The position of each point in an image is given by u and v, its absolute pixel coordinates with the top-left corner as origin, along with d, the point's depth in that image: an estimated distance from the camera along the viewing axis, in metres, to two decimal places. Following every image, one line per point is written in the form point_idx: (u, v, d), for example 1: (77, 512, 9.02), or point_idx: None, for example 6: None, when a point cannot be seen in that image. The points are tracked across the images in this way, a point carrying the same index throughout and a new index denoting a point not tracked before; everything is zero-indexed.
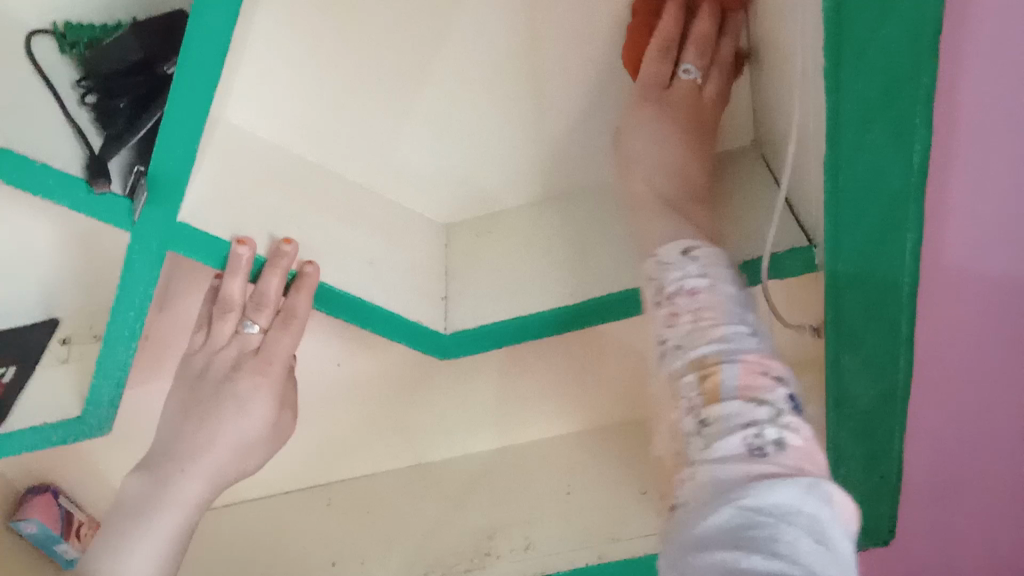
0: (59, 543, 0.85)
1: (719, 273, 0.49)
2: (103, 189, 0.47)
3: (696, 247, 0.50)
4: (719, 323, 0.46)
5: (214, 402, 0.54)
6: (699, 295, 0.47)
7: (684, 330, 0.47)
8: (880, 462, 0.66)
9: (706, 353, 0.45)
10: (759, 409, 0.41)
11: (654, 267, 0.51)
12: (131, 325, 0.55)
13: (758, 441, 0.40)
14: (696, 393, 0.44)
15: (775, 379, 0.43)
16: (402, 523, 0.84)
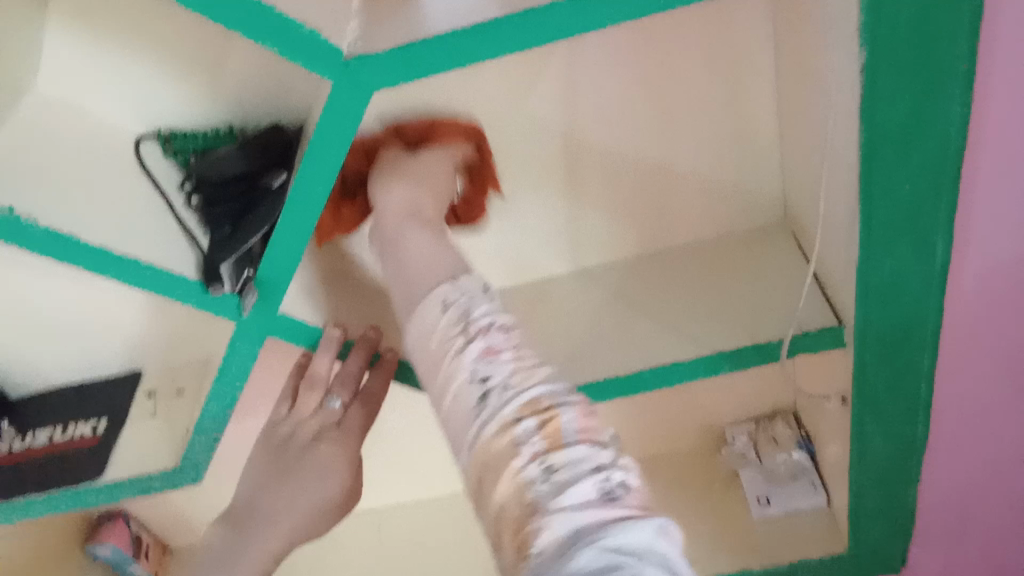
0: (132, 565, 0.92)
1: (509, 313, 0.49)
2: (219, 292, 0.53)
3: (487, 285, 0.51)
4: (535, 365, 0.46)
5: (297, 466, 0.57)
6: (509, 336, 0.47)
7: (513, 370, 0.45)
8: (893, 505, 0.73)
9: (540, 397, 0.43)
10: (600, 455, 0.40)
11: (447, 292, 0.50)
12: (228, 399, 0.62)
13: (609, 484, 0.39)
14: (537, 438, 0.41)
15: (598, 425, 0.43)
16: None
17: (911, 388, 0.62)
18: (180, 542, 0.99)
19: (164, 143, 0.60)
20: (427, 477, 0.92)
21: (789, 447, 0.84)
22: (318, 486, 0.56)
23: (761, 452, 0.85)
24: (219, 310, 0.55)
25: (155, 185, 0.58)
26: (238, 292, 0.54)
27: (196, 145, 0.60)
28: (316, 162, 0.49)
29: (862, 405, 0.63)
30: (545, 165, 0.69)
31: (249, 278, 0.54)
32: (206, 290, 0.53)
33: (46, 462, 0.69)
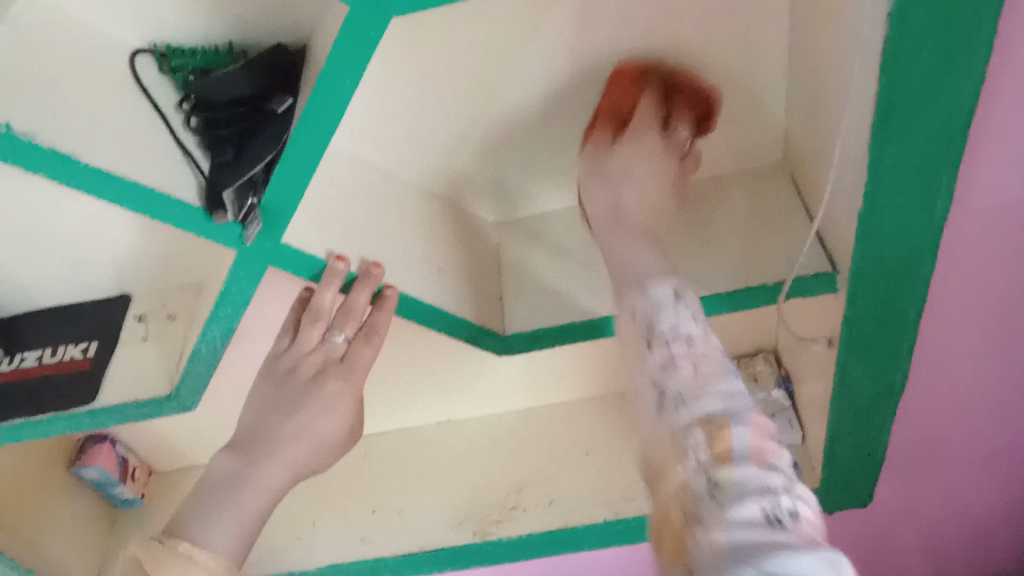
0: (117, 485, 0.93)
1: (703, 321, 0.54)
2: (222, 219, 0.53)
3: (686, 295, 0.55)
4: (719, 377, 0.50)
5: (303, 399, 0.58)
6: (695, 348, 0.52)
7: (690, 382, 0.50)
8: (868, 444, 0.76)
9: (717, 409, 0.48)
10: (772, 478, 0.44)
11: (644, 306, 0.55)
12: (226, 324, 0.62)
13: (777, 511, 0.42)
14: (707, 453, 0.46)
15: (776, 446, 0.47)
16: (436, 477, 0.93)
17: (897, 335, 0.64)
18: (164, 463, 1.00)
19: (160, 59, 0.58)
20: (417, 405, 0.93)
21: (769, 386, 0.87)
22: (323, 420, 0.58)
23: (741, 389, 0.87)
24: (222, 238, 0.54)
25: (149, 101, 0.56)
26: (241, 219, 0.53)
27: (196, 65, 0.58)
28: (331, 90, 0.50)
29: (848, 348, 0.65)
30: (555, 102, 0.68)
31: (253, 206, 0.53)
32: (209, 218, 0.53)
33: (34, 384, 0.70)
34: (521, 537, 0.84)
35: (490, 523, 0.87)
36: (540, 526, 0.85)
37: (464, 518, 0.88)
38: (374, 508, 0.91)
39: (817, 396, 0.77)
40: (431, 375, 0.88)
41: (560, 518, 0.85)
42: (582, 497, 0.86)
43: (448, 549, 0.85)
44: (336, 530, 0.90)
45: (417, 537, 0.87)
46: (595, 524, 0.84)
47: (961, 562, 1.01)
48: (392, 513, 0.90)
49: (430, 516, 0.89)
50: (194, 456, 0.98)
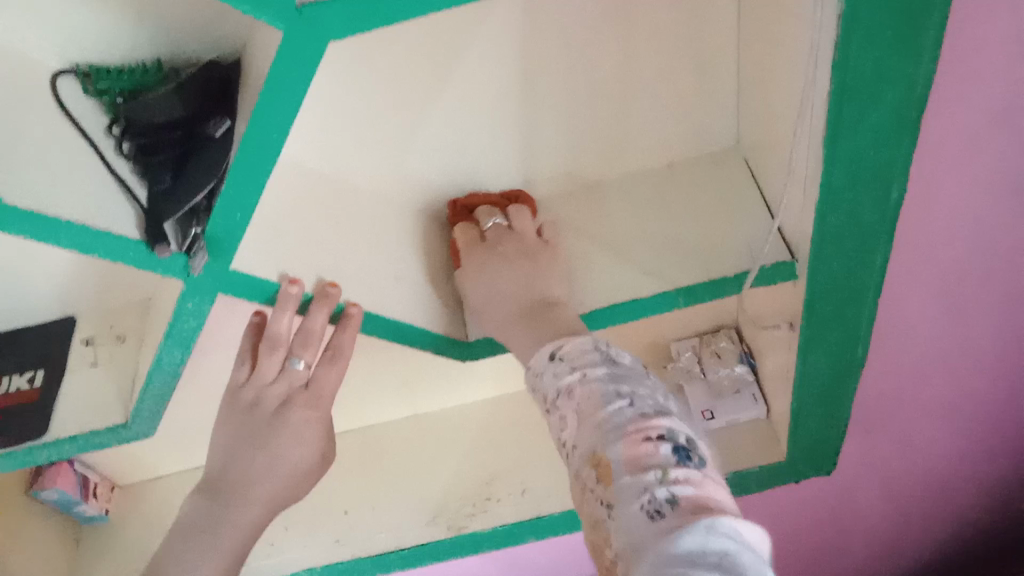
0: (79, 504, 0.91)
1: (584, 359, 0.53)
2: (164, 252, 0.50)
3: (561, 348, 0.55)
4: (601, 406, 0.48)
5: (270, 433, 0.58)
6: (575, 391, 0.51)
7: (575, 427, 0.50)
8: (830, 416, 0.78)
9: (596, 440, 0.47)
10: (647, 475, 0.43)
11: (532, 378, 0.56)
12: (180, 349, 0.60)
13: (653, 504, 0.41)
14: (597, 482, 0.46)
15: (656, 438, 0.45)
16: (406, 473, 0.92)
17: (856, 315, 0.65)
18: (127, 477, 0.98)
19: (86, 80, 0.55)
20: (381, 403, 0.92)
21: (732, 362, 0.87)
22: (291, 452, 0.59)
23: (705, 367, 0.88)
24: (167, 270, 0.52)
25: (77, 130, 0.53)
26: (185, 251, 0.51)
27: (123, 85, 0.54)
28: (274, 112, 0.47)
29: (809, 333, 0.65)
30: (506, 95, 0.66)
31: (196, 237, 0.51)
32: (151, 252, 0.50)
33: None
34: (494, 529, 0.84)
35: (464, 516, 0.87)
36: (515, 516, 0.85)
37: (438, 513, 0.88)
38: (345, 508, 0.90)
39: (778, 373, 0.78)
40: (393, 374, 0.87)
41: (534, 507, 0.86)
42: (554, 483, 0.87)
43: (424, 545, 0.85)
44: (309, 534, 0.89)
45: (392, 535, 0.87)
46: (569, 510, 0.84)
47: (918, 512, 1.05)
48: (364, 511, 0.90)
49: (403, 513, 0.89)
50: (158, 467, 0.97)
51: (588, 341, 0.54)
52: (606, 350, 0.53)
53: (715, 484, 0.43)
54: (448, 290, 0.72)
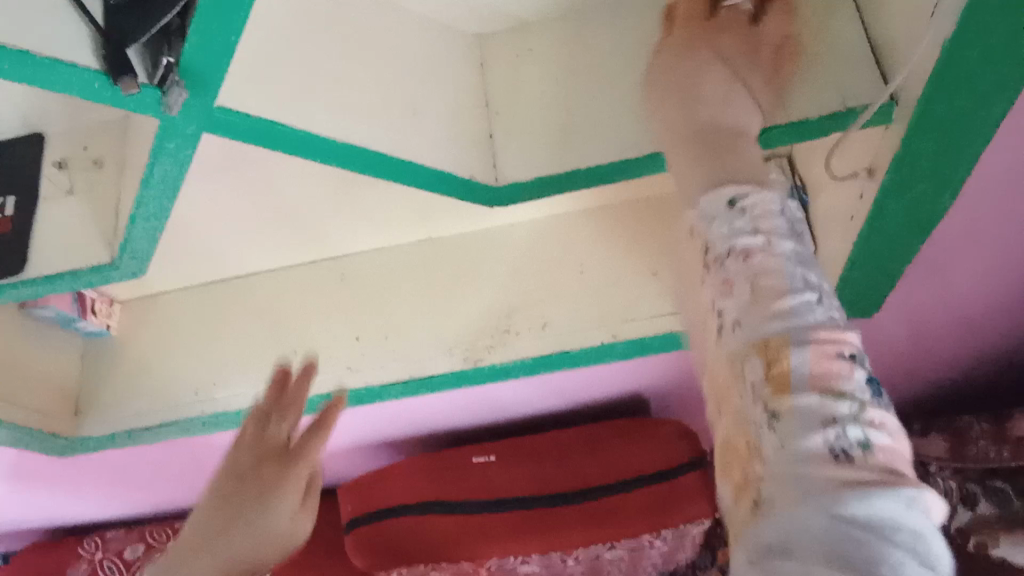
0: (78, 320, 0.87)
1: (770, 225, 0.49)
2: (132, 90, 0.40)
3: (743, 196, 0.50)
4: (785, 293, 0.46)
5: (240, 515, 0.61)
6: (754, 259, 0.48)
7: (746, 299, 0.47)
8: (882, 272, 0.71)
9: (775, 331, 0.45)
10: (840, 404, 0.42)
11: (700, 220, 0.51)
12: (165, 194, 0.52)
13: (840, 441, 0.40)
14: (765, 379, 0.44)
15: (847, 359, 0.44)
16: (420, 299, 0.87)
17: (948, 171, 0.56)
18: (126, 292, 0.94)
19: None
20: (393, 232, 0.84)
21: None
22: (269, 522, 0.61)
23: None
24: (139, 108, 0.42)
25: None
26: (158, 85, 0.41)
27: None
28: None
29: (895, 178, 0.56)
30: None
31: (170, 68, 0.41)
32: (115, 86, 0.40)
33: None
34: (513, 363, 0.81)
35: (482, 348, 0.83)
36: (535, 350, 0.81)
37: (455, 344, 0.84)
38: (357, 334, 0.87)
39: (835, 218, 0.71)
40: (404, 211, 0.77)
41: (555, 342, 0.81)
42: (577, 319, 0.82)
43: (439, 376, 0.82)
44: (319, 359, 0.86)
45: (407, 364, 0.84)
46: (592, 348, 0.80)
47: (935, 340, 1.02)
48: (378, 338, 0.86)
49: (418, 342, 0.85)
50: (158, 285, 0.91)
51: (777, 202, 0.50)
52: (787, 219, 0.50)
53: (901, 435, 0.43)
54: (475, 120, 0.65)
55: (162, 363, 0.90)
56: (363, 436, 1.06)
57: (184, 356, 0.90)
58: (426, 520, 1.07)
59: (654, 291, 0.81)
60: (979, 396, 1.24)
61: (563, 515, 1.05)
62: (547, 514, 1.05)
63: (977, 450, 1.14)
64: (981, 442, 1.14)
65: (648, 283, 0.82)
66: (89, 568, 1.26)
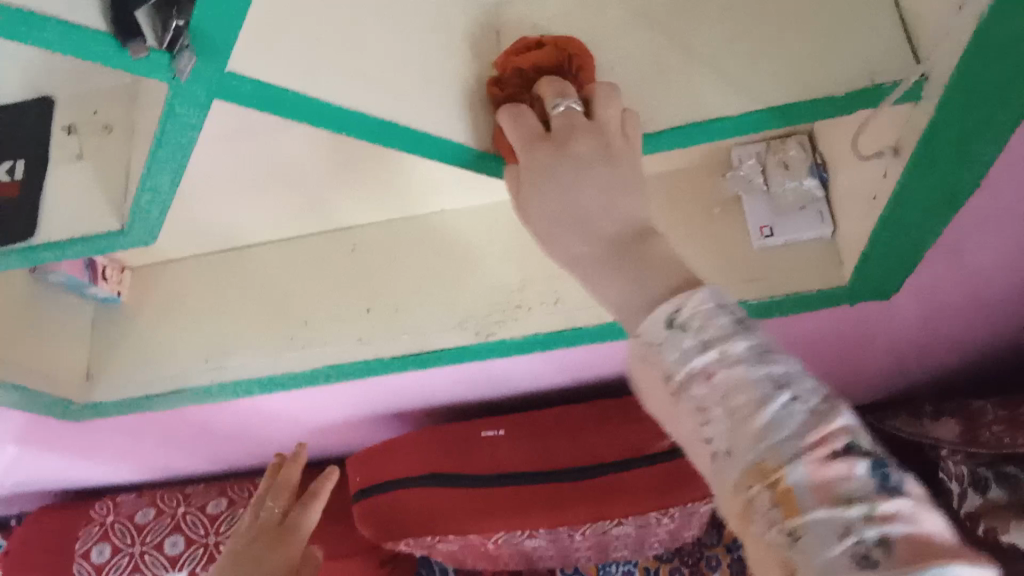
0: (89, 286, 0.87)
1: (721, 330, 0.43)
2: (141, 53, 0.39)
3: (681, 310, 0.44)
4: (759, 404, 0.40)
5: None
6: (715, 376, 0.42)
7: (725, 426, 0.41)
8: (902, 254, 0.69)
9: (764, 451, 0.39)
10: (849, 510, 0.36)
11: (652, 347, 0.45)
12: (177, 161, 0.51)
13: (863, 548, 0.35)
14: (771, 507, 0.39)
15: (844, 450, 0.38)
16: (431, 271, 0.86)
17: (978, 150, 0.54)
18: (136, 260, 0.93)
19: None
20: (406, 205, 0.83)
21: (800, 175, 0.77)
22: None
23: (769, 177, 0.78)
24: (149, 72, 0.41)
25: None
26: (168, 49, 0.40)
27: None
28: None
29: (920, 157, 0.54)
30: None
31: (180, 32, 0.40)
32: (122, 49, 0.39)
33: None
34: (524, 338, 0.80)
35: (493, 323, 0.82)
36: (546, 327, 0.80)
37: (466, 318, 0.83)
38: (368, 307, 0.86)
39: (858, 197, 0.69)
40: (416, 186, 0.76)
41: (566, 318, 0.80)
42: (590, 294, 0.81)
43: (450, 349, 0.82)
44: (329, 331, 0.86)
45: (416, 338, 0.83)
46: (605, 326, 0.78)
47: (952, 324, 1.00)
48: (388, 310, 0.85)
49: (429, 315, 0.84)
50: (169, 253, 0.91)
51: (716, 297, 0.44)
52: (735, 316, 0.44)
53: (924, 502, 0.37)
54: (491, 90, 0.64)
55: (172, 331, 0.90)
56: (373, 408, 1.06)
57: (194, 325, 0.90)
58: (435, 491, 1.08)
59: None
60: (995, 378, 1.23)
61: (572, 489, 1.05)
62: (557, 488, 1.05)
63: (990, 435, 1.13)
64: (994, 427, 1.13)
65: None
66: (101, 531, 1.27)
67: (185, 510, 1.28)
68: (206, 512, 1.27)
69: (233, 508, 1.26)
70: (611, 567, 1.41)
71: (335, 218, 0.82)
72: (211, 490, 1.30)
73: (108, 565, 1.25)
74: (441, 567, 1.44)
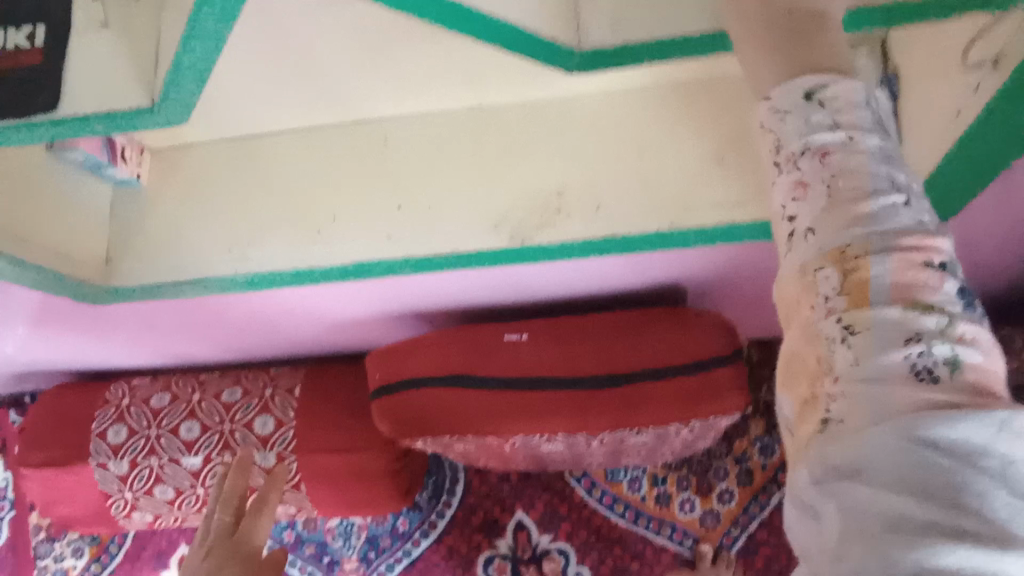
0: (108, 168, 0.83)
1: (852, 123, 0.50)
2: None
3: (824, 87, 0.50)
4: (871, 196, 0.49)
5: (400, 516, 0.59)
6: (831, 159, 0.50)
7: (822, 199, 0.50)
8: (971, 179, 0.66)
9: (853, 237, 0.48)
10: (924, 319, 0.45)
11: (767, 112, 0.53)
12: (217, 30, 0.47)
13: (924, 361, 0.44)
14: (837, 288, 0.48)
15: (931, 264, 0.47)
16: (467, 169, 0.82)
17: None
18: (156, 141, 0.89)
19: None
20: (444, 96, 0.78)
21: None
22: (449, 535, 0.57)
23: None
24: None
25: None
26: None
27: None
28: None
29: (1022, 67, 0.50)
30: None
31: None
32: None
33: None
34: (561, 245, 0.78)
35: (529, 228, 0.79)
36: (586, 234, 0.78)
37: (501, 221, 0.80)
38: (399, 204, 0.82)
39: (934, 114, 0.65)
40: (458, 77, 0.71)
41: (607, 226, 0.77)
42: (634, 202, 0.77)
43: (484, 254, 0.79)
44: (360, 224, 0.83)
45: (449, 239, 0.80)
46: (648, 236, 0.76)
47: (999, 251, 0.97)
48: (420, 209, 0.82)
49: (462, 216, 0.81)
50: (191, 135, 0.87)
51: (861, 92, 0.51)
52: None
53: (986, 340, 0.47)
54: None
55: (194, 218, 0.87)
56: (396, 307, 1.04)
57: (217, 214, 0.86)
58: (456, 394, 1.07)
59: (718, 179, 0.76)
60: None
61: (595, 400, 1.04)
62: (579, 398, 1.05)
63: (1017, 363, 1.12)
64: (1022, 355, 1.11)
65: (712, 169, 0.76)
66: (116, 413, 1.27)
67: (200, 397, 1.28)
68: (220, 400, 1.27)
69: (248, 398, 1.27)
70: (620, 472, 1.42)
71: (369, 106, 0.77)
72: (224, 380, 1.31)
73: (125, 446, 1.25)
74: (451, 464, 1.45)
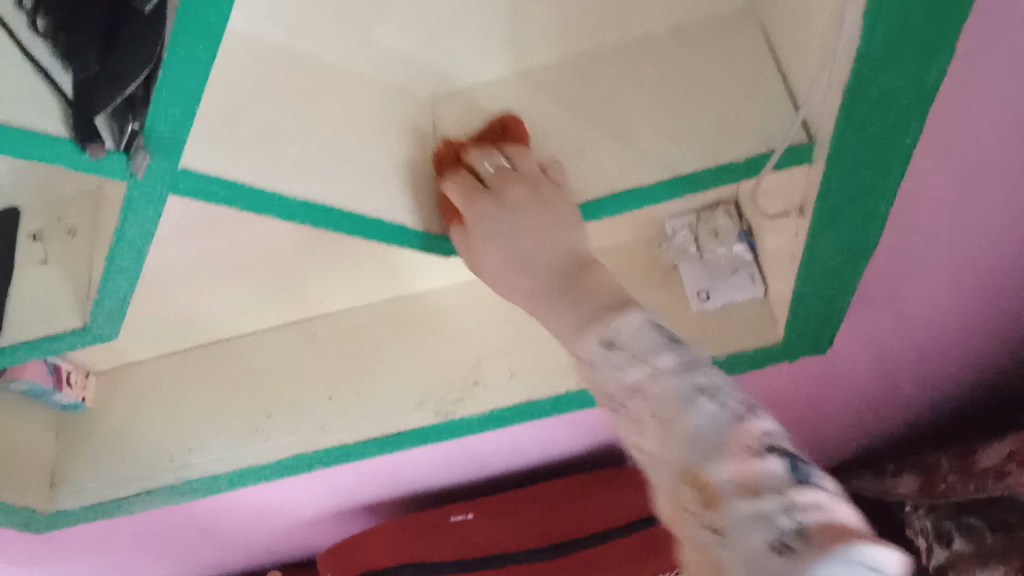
0: (53, 393, 0.88)
1: (635, 321, 0.48)
2: (99, 154, 0.44)
3: (617, 330, 0.48)
4: (682, 409, 0.44)
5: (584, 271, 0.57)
6: (648, 388, 0.46)
7: (655, 433, 0.45)
8: (828, 307, 0.74)
9: (690, 457, 0.42)
10: (767, 502, 0.38)
11: (587, 366, 0.49)
12: (133, 260, 0.55)
13: (780, 540, 0.37)
14: (695, 506, 0.41)
15: (762, 450, 0.41)
16: (389, 357, 0.89)
17: (873, 202, 0.59)
18: (102, 364, 0.96)
19: None
20: (363, 293, 0.88)
21: (730, 241, 0.82)
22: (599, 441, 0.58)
23: (702, 246, 0.83)
24: (102, 172, 0.45)
25: None
26: (123, 150, 0.45)
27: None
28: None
29: (822, 210, 0.59)
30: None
31: (134, 134, 0.44)
32: (82, 152, 0.43)
33: None
34: (481, 413, 0.82)
35: (451, 400, 0.84)
36: (500, 400, 0.83)
37: (425, 398, 0.85)
38: (329, 395, 0.88)
39: (780, 254, 0.74)
40: (372, 270, 0.79)
41: (522, 392, 0.83)
42: (543, 363, 0.84)
43: (414, 430, 0.83)
44: (293, 421, 0.87)
45: (377, 421, 0.85)
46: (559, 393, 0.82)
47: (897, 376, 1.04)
48: (348, 396, 0.88)
49: (388, 398, 0.86)
50: (134, 355, 0.94)
51: (647, 322, 0.48)
52: (661, 333, 0.48)
53: (838, 499, 0.39)
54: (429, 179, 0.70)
55: (134, 433, 0.91)
56: (340, 500, 1.06)
57: (157, 427, 0.91)
58: None
59: None
60: (946, 432, 1.27)
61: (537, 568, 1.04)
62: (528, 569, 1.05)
63: (945, 487, 1.14)
64: (949, 477, 1.14)
65: None
66: None
67: None
68: None
69: None
70: None
71: (295, 308, 0.86)
72: None
73: None
74: None
